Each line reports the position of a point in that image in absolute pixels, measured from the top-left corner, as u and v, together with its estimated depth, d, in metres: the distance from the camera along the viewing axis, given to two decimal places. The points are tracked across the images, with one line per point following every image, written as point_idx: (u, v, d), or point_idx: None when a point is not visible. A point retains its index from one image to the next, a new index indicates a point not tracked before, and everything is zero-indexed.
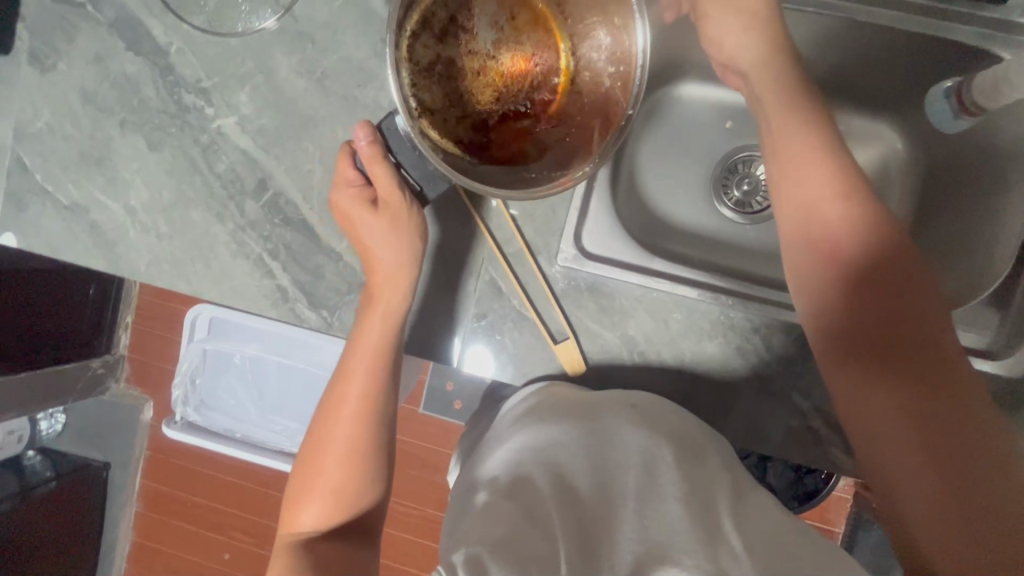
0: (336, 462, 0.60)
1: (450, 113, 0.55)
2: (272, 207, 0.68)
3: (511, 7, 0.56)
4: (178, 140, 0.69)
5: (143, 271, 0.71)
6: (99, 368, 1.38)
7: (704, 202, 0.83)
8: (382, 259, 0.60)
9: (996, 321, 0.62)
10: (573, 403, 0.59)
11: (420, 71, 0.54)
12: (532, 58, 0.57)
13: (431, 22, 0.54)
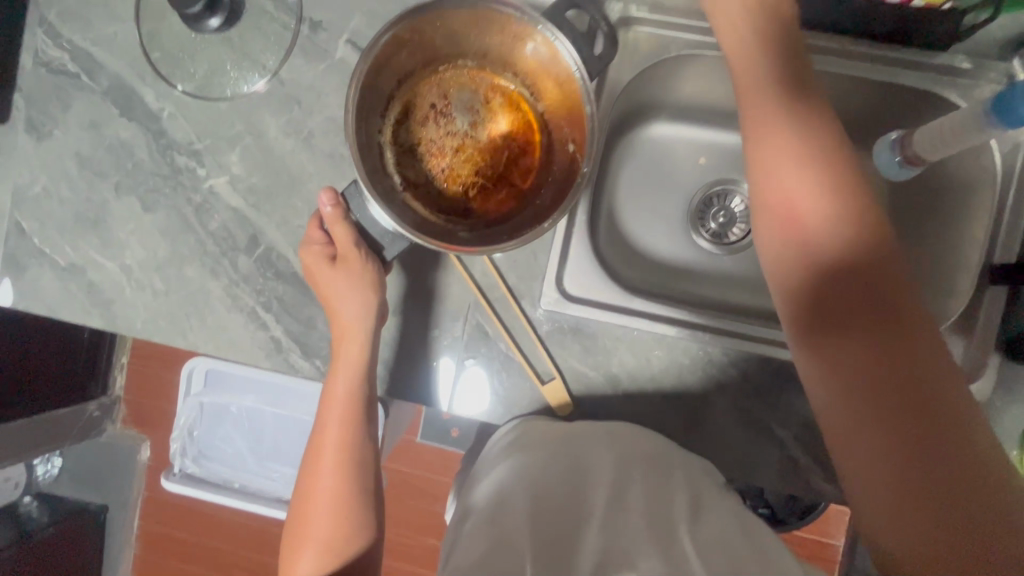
0: (324, 511, 0.61)
1: (433, 187, 0.63)
2: (263, 261, 0.71)
3: (483, 91, 0.64)
4: (171, 201, 0.72)
5: (139, 327, 0.73)
6: (95, 411, 1.39)
7: (683, 235, 0.86)
8: (350, 313, 0.62)
9: (965, 346, 0.63)
10: (549, 434, 0.60)
11: (405, 154, 0.63)
12: (505, 134, 0.64)
13: (412, 111, 0.63)
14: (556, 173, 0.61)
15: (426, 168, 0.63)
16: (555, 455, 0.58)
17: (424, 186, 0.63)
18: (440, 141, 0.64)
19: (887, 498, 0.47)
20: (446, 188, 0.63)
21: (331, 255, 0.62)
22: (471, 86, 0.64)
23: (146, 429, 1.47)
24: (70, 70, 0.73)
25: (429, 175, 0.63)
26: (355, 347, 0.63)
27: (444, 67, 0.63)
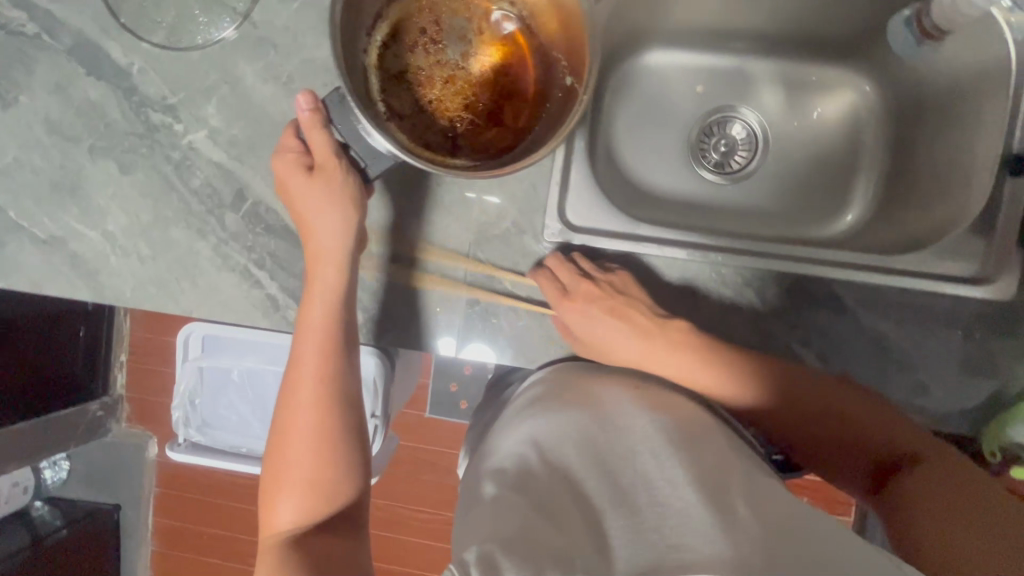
0: (305, 447, 0.57)
1: (419, 119, 0.60)
2: (252, 216, 0.68)
3: (480, 19, 0.60)
4: (150, 161, 0.69)
5: (128, 296, 0.70)
6: (99, 411, 1.36)
7: (685, 167, 0.82)
8: (324, 240, 0.60)
9: (981, 247, 0.61)
10: (569, 391, 0.59)
11: (392, 82, 0.59)
12: (499, 66, 0.61)
13: (400, 34, 0.59)
14: (552, 108, 0.58)
15: (413, 98, 0.60)
16: (573, 407, 0.56)
17: (409, 117, 0.59)
18: (430, 69, 0.60)
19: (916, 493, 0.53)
20: (432, 120, 0.60)
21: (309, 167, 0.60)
22: (466, 14, 0.60)
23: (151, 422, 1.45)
24: (30, 31, 0.69)
25: (414, 106, 0.59)
26: (324, 274, 0.60)
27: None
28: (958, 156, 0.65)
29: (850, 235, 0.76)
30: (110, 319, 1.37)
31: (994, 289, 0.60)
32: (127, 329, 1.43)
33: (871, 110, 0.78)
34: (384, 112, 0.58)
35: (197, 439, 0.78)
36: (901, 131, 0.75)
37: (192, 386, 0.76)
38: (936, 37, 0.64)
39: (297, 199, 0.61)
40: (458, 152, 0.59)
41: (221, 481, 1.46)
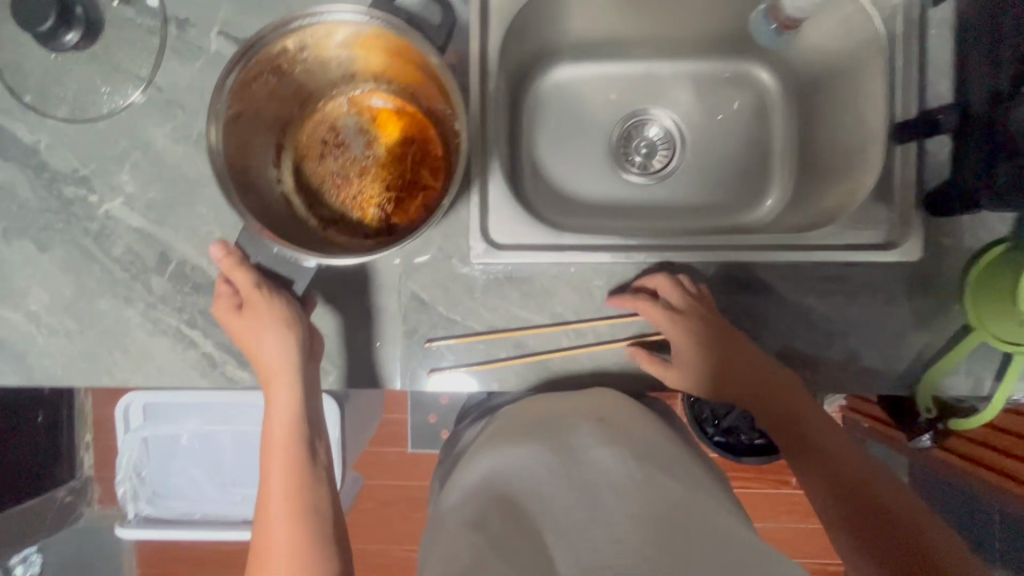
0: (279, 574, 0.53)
1: (352, 214, 0.64)
2: (178, 277, 0.67)
3: (370, 112, 0.66)
4: (68, 235, 0.68)
5: (59, 375, 0.68)
6: (67, 496, 1.25)
7: (612, 174, 0.84)
8: (271, 361, 0.58)
9: (885, 214, 0.64)
10: (532, 424, 0.57)
11: (314, 194, 0.64)
12: (402, 141, 0.65)
13: (306, 151, 0.65)
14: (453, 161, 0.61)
15: (338, 200, 0.65)
16: (535, 440, 0.54)
17: (341, 216, 0.64)
18: (344, 170, 0.65)
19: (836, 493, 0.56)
20: (362, 212, 0.65)
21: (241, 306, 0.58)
22: (357, 111, 0.66)
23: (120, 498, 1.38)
24: None
25: (340, 205, 0.64)
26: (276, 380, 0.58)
27: (326, 105, 0.65)
28: (859, 130, 0.68)
29: (773, 219, 0.78)
30: (70, 396, 1.27)
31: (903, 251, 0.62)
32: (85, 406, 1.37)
33: (777, 96, 0.80)
34: (317, 223, 0.63)
35: (148, 511, 0.76)
36: (803, 113, 0.78)
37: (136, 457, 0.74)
38: (791, 26, 0.67)
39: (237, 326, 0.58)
40: (394, 230, 0.63)
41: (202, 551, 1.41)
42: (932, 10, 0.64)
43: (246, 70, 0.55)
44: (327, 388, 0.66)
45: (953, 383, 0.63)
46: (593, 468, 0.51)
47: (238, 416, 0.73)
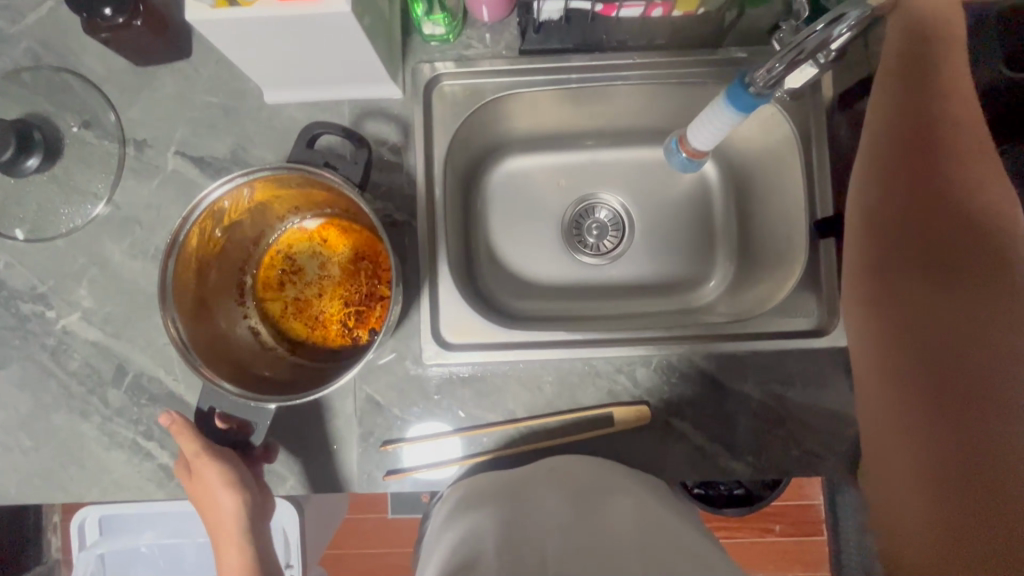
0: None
1: (316, 334, 0.67)
2: (134, 389, 0.68)
3: (315, 236, 0.68)
4: (25, 351, 0.69)
5: (13, 493, 0.68)
6: None
7: (565, 256, 0.88)
8: (223, 524, 0.57)
9: (815, 301, 0.67)
10: (493, 489, 0.58)
11: (276, 321, 0.67)
12: (351, 258, 0.67)
13: (266, 283, 0.68)
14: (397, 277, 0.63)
15: (301, 325, 0.67)
16: (492, 504, 0.54)
17: (307, 339, 0.67)
18: (302, 294, 0.68)
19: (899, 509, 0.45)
20: (327, 331, 0.67)
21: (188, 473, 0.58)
22: (304, 236, 0.68)
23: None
24: None
25: (305, 327, 0.67)
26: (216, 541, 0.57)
27: (275, 237, 0.68)
28: (789, 218, 0.72)
29: (718, 297, 0.82)
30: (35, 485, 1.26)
31: (833, 337, 0.65)
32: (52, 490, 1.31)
33: (715, 180, 0.84)
34: (286, 350, 0.66)
35: None
36: (738, 196, 0.82)
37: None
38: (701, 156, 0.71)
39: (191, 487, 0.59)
40: (359, 346, 0.66)
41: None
42: (838, 114, 0.69)
43: (184, 242, 0.57)
44: (285, 494, 0.67)
45: None
46: (539, 516, 0.52)
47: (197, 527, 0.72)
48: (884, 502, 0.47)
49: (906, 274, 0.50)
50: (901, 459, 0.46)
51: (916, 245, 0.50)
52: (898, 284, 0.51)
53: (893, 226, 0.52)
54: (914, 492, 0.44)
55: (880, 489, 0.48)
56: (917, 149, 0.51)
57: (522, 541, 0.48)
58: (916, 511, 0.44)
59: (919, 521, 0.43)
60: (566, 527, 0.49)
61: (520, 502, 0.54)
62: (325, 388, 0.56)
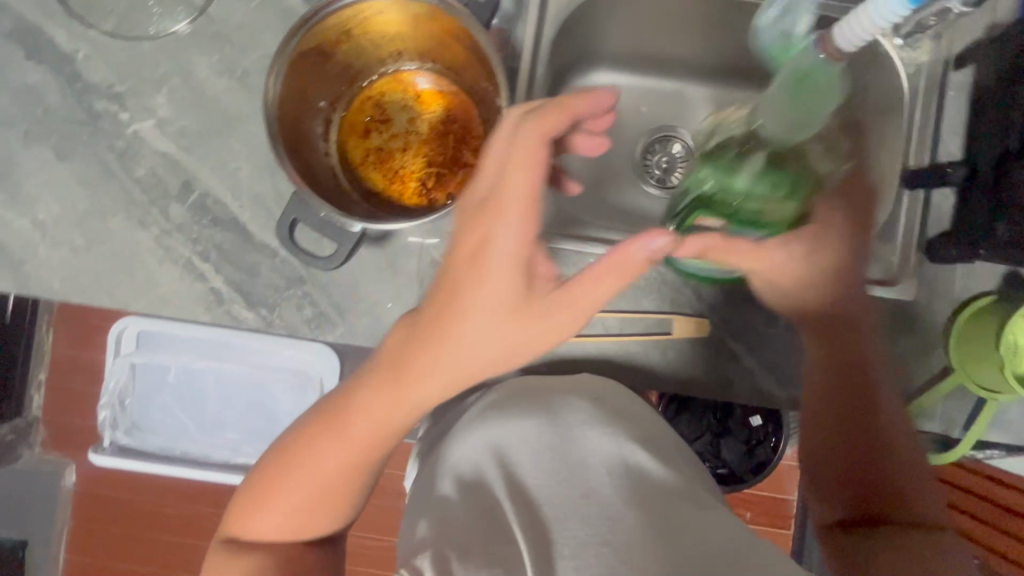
0: (322, 480, 0.57)
1: (393, 188, 0.66)
2: (198, 208, 0.67)
3: (413, 90, 0.66)
4: (91, 149, 0.67)
5: (56, 289, 0.66)
6: (7, 436, 1.28)
7: (631, 184, 0.86)
8: (508, 195, 0.53)
9: (888, 252, 0.68)
10: (533, 399, 0.64)
11: (356, 167, 0.66)
12: (443, 120, 0.66)
13: (353, 126, 0.66)
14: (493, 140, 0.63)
15: (379, 176, 0.66)
16: (536, 416, 0.62)
17: (383, 191, 0.66)
18: (386, 145, 0.66)
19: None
20: (403, 186, 0.66)
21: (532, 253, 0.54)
22: (400, 88, 0.66)
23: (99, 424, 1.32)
24: None
25: (384, 179, 0.66)
26: (482, 310, 0.52)
27: (370, 82, 0.66)
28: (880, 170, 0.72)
29: None
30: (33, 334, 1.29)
31: (901, 288, 0.66)
32: (48, 343, 1.31)
33: None
34: (360, 197, 0.65)
35: (127, 441, 0.80)
36: None
37: (118, 383, 0.77)
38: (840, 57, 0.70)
39: (485, 240, 0.53)
40: (434, 206, 0.65)
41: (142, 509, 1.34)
42: (952, 74, 0.69)
43: (297, 49, 0.56)
44: (333, 340, 0.67)
45: (926, 420, 0.68)
46: (588, 451, 0.58)
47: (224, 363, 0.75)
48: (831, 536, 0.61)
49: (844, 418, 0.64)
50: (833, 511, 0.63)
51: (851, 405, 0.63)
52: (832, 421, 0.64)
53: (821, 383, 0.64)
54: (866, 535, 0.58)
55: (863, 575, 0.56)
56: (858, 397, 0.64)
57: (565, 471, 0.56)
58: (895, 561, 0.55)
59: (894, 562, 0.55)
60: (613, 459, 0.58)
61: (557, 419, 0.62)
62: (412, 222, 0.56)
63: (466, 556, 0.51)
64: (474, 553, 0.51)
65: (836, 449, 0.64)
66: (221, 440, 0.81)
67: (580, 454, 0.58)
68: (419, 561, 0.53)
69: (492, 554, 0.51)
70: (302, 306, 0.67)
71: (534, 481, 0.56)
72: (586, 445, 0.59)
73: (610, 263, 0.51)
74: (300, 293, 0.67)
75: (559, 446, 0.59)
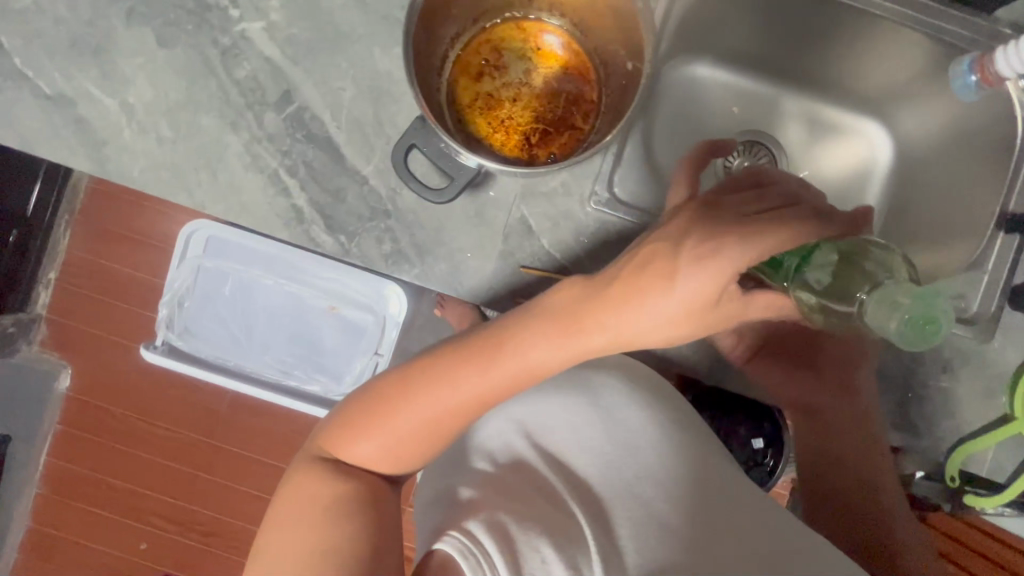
0: (416, 429, 0.50)
1: (496, 136, 0.64)
2: (294, 121, 0.65)
3: (534, 42, 0.65)
4: (193, 40, 0.64)
5: (135, 177, 0.64)
6: (10, 326, 1.22)
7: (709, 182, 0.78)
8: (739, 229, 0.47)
9: (970, 290, 0.69)
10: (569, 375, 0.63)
11: (461, 108, 0.64)
12: (560, 77, 0.65)
13: (466, 68, 0.64)
14: (611, 106, 0.62)
15: (483, 122, 0.64)
16: (570, 391, 0.61)
17: (486, 138, 0.64)
18: (497, 93, 0.65)
19: None
20: (507, 137, 0.64)
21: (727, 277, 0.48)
22: (521, 37, 0.65)
23: (107, 333, 1.29)
24: None
25: (488, 126, 0.64)
26: (658, 300, 0.47)
27: (492, 25, 0.64)
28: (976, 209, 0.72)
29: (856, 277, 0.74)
30: (51, 230, 1.25)
31: (976, 328, 0.67)
32: (63, 245, 1.27)
33: (884, 166, 0.81)
34: (463, 139, 0.63)
35: (178, 344, 0.83)
36: (901, 186, 0.79)
37: (181, 289, 0.81)
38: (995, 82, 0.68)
39: (698, 244, 0.47)
40: (538, 161, 0.63)
41: (132, 427, 1.30)
42: None
43: None
44: (408, 279, 0.66)
45: (975, 462, 0.68)
46: (625, 424, 0.58)
47: (290, 279, 0.81)
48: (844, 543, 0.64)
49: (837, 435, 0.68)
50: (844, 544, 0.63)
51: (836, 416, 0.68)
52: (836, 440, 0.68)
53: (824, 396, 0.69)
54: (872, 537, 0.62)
55: None
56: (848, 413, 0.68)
57: (608, 452, 0.55)
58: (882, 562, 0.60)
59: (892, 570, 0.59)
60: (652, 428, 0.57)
61: (593, 395, 0.61)
62: (524, 171, 0.54)
63: (519, 516, 0.47)
64: (530, 517, 0.47)
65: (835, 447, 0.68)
66: (267, 360, 0.84)
67: (623, 429, 0.57)
68: (469, 525, 0.46)
69: (547, 519, 0.47)
70: (382, 240, 0.65)
71: (590, 468, 0.54)
72: (624, 424, 0.58)
73: (757, 294, 0.49)
74: (383, 226, 0.65)
75: (595, 428, 0.58)
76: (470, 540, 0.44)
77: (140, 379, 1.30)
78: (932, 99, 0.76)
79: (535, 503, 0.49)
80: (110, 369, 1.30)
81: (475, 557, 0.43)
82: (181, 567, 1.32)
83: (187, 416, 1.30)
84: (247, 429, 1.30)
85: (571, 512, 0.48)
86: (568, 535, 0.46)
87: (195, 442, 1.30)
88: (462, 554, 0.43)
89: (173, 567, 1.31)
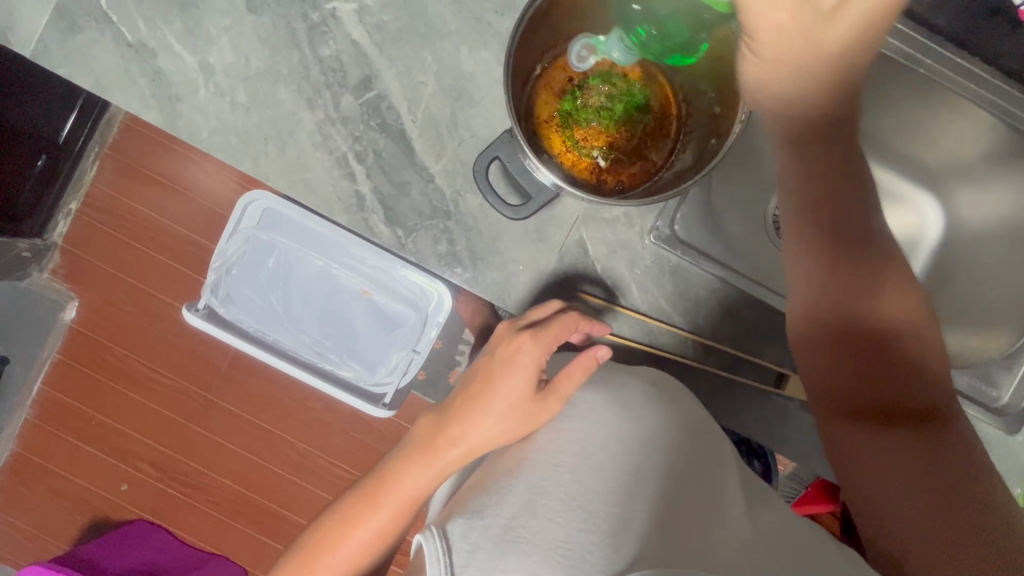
0: (365, 540, 0.59)
1: (568, 156, 0.64)
2: (371, 108, 0.64)
3: (620, 68, 0.65)
4: (282, 10, 0.63)
5: (203, 138, 0.64)
6: (25, 251, 1.20)
7: (761, 230, 0.77)
8: (521, 352, 0.60)
9: (1001, 381, 0.69)
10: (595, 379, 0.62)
11: (540, 122, 0.64)
12: (640, 107, 0.65)
13: (550, 83, 0.64)
14: (689, 145, 0.62)
15: (558, 140, 0.64)
16: (597, 393, 0.59)
17: (558, 155, 0.64)
18: (576, 113, 0.64)
19: (894, 510, 0.47)
20: (581, 157, 0.64)
21: (541, 373, 0.61)
22: (610, 61, 0.65)
23: (123, 272, 1.28)
24: None
25: (563, 144, 0.64)
26: (497, 411, 0.58)
27: None
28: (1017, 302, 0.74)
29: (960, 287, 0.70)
30: (79, 160, 1.24)
31: (1007, 420, 0.68)
32: (89, 177, 1.26)
33: (932, 239, 0.81)
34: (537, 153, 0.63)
35: (217, 309, 0.84)
36: (945, 263, 0.80)
37: (231, 256, 0.81)
38: None
39: (514, 350, 0.60)
40: (605, 187, 0.63)
41: (134, 370, 1.30)
42: None
43: None
44: (457, 282, 0.66)
45: None
46: (652, 432, 0.53)
47: (337, 262, 0.83)
48: (859, 482, 0.50)
49: (849, 313, 0.53)
50: (910, 502, 0.47)
51: (852, 295, 0.53)
52: (844, 313, 0.54)
53: (818, 266, 0.54)
54: (881, 454, 0.50)
55: (900, 522, 0.47)
56: (853, 286, 0.53)
57: (626, 450, 0.51)
58: (893, 496, 0.48)
59: (912, 508, 0.47)
60: (675, 439, 0.54)
61: (614, 391, 0.58)
62: (593, 198, 0.53)
63: (496, 517, 0.48)
64: (508, 521, 0.47)
65: (841, 373, 0.54)
66: (302, 338, 0.85)
67: (631, 427, 0.53)
68: (449, 525, 0.48)
69: (528, 516, 0.47)
70: (439, 239, 0.65)
71: (601, 450, 0.51)
72: (634, 419, 0.54)
73: (571, 366, 0.60)
74: (442, 225, 0.65)
75: (616, 420, 0.54)
76: (446, 544, 0.46)
77: (149, 322, 1.30)
78: (994, 186, 0.76)
79: (533, 501, 0.48)
80: (119, 309, 1.29)
81: (440, 559, 0.46)
82: (160, 518, 1.31)
83: (191, 370, 1.30)
84: (249, 391, 1.30)
85: (548, 512, 0.47)
86: (544, 548, 0.45)
87: (194, 396, 1.30)
88: (430, 552, 0.46)
89: (151, 515, 1.31)
